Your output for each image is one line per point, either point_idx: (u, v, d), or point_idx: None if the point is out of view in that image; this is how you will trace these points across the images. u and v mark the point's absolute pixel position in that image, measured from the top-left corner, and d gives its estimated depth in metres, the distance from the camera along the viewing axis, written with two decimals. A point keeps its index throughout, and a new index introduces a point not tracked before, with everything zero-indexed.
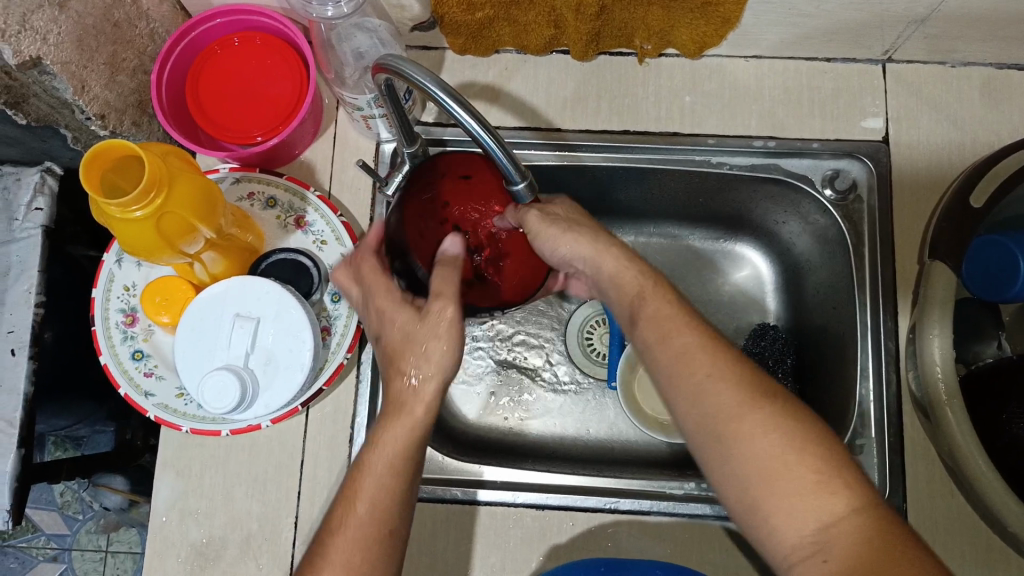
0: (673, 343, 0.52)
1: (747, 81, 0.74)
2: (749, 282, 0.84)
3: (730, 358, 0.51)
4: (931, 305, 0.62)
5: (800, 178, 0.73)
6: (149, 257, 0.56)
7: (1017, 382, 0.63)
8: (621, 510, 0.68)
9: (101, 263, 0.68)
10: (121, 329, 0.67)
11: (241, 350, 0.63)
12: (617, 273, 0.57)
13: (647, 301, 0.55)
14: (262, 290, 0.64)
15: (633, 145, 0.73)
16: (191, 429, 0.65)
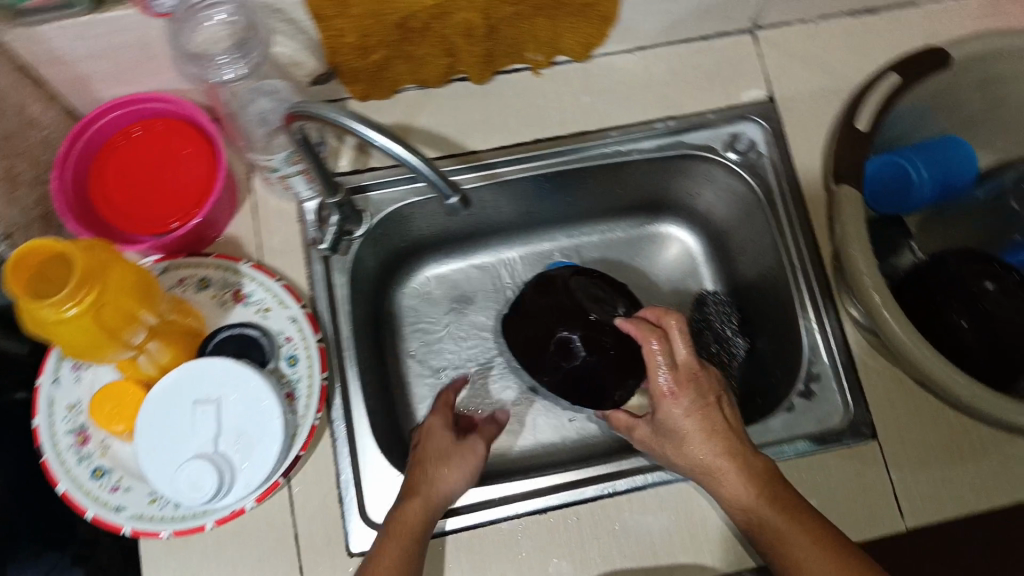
0: (786, 556, 0.57)
1: (636, 71, 0.79)
2: (680, 258, 0.91)
3: (809, 530, 0.57)
4: (847, 228, 0.63)
5: (704, 148, 0.78)
6: (90, 355, 0.54)
7: (934, 277, 0.69)
8: (619, 492, 0.70)
9: (37, 388, 0.65)
10: (74, 451, 0.64)
11: (209, 434, 0.61)
12: (712, 462, 0.61)
13: (749, 497, 0.60)
14: (216, 369, 0.62)
15: (547, 153, 0.77)
16: (173, 532, 0.62)
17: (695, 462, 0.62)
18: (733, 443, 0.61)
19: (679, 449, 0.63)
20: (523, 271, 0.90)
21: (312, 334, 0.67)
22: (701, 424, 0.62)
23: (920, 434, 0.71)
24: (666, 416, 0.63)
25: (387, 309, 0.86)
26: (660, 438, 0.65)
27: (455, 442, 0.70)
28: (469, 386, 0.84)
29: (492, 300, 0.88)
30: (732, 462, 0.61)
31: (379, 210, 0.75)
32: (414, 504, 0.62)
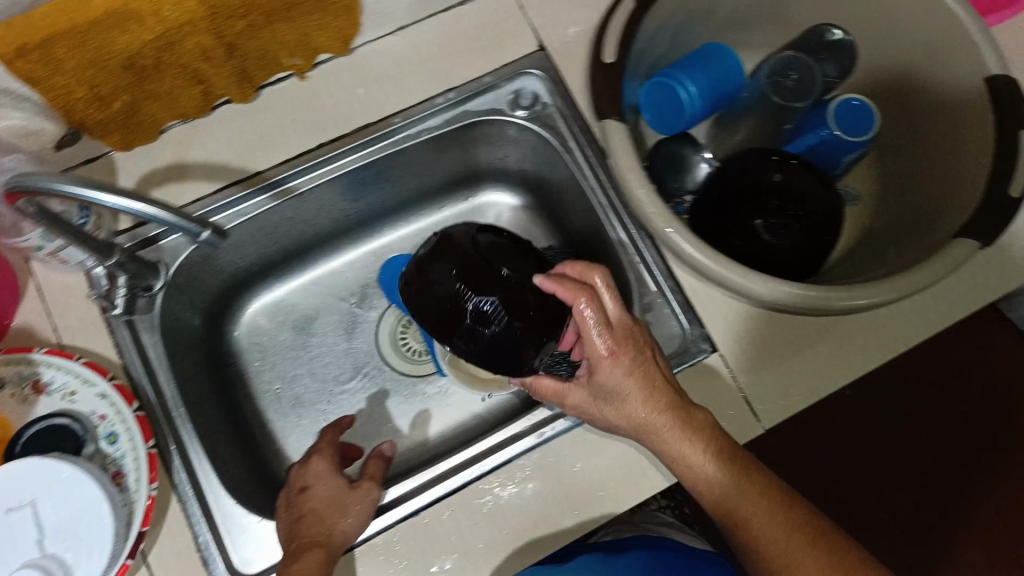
0: (732, 507, 0.60)
1: (404, 52, 0.77)
2: (512, 220, 0.91)
3: (754, 482, 0.61)
4: (619, 159, 0.63)
5: (491, 113, 0.78)
6: None
7: (724, 182, 0.69)
8: (486, 471, 0.71)
9: None
10: None
11: (31, 541, 0.57)
12: (655, 422, 0.62)
13: (693, 451, 0.61)
14: (20, 474, 0.58)
15: (329, 155, 0.74)
16: None
17: (636, 422, 0.62)
18: (676, 403, 0.62)
19: (618, 409, 0.62)
20: (360, 276, 0.89)
21: (127, 406, 0.64)
22: (641, 383, 0.62)
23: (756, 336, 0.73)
24: (607, 377, 0.62)
25: (227, 352, 0.83)
26: (595, 400, 0.64)
27: (346, 488, 0.68)
28: (338, 403, 0.84)
29: (338, 311, 0.87)
30: (674, 418, 0.61)
31: (176, 257, 0.72)
32: (312, 557, 0.60)
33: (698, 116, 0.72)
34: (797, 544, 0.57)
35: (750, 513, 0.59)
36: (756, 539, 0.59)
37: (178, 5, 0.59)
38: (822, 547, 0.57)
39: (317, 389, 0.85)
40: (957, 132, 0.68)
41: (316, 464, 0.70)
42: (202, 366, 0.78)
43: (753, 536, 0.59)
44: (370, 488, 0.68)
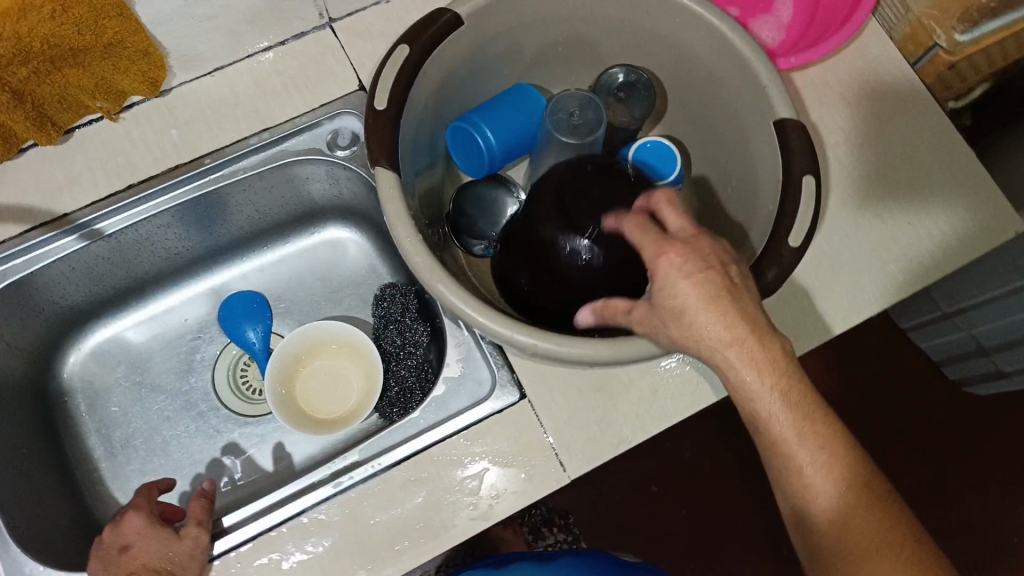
0: (783, 448, 0.54)
1: (218, 93, 0.76)
2: (359, 253, 0.90)
3: (817, 416, 0.55)
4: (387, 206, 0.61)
5: (308, 152, 0.78)
6: None
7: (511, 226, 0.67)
8: (281, 522, 0.69)
9: None
10: None
11: None
12: (725, 341, 0.52)
13: (753, 381, 0.53)
14: None
15: (138, 195, 0.74)
16: None
17: (704, 345, 0.53)
18: (745, 320, 0.53)
19: (678, 323, 0.53)
20: (201, 315, 0.89)
21: None
22: (706, 294, 0.52)
23: (562, 379, 0.72)
24: (670, 295, 0.52)
25: (56, 393, 0.82)
26: (653, 313, 0.54)
27: (172, 539, 0.67)
28: (168, 444, 0.83)
29: (174, 352, 0.87)
30: (740, 342, 0.53)
31: None
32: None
33: (504, 157, 0.72)
34: (837, 483, 0.54)
35: (811, 448, 0.54)
36: (801, 480, 0.55)
37: None
38: (857, 496, 0.54)
39: (148, 429, 0.84)
40: (755, 173, 0.66)
41: (131, 522, 0.67)
42: (20, 411, 0.77)
43: (801, 477, 0.55)
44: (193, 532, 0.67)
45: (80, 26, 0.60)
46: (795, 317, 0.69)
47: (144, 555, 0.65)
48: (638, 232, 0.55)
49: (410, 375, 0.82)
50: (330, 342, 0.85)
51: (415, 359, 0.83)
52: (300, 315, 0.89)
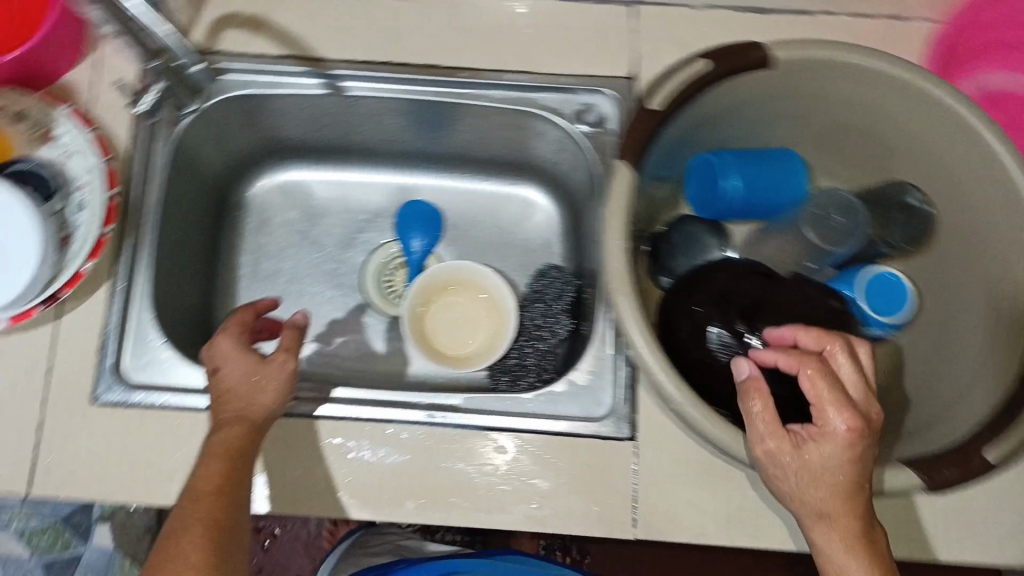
0: None
1: (502, 18, 0.76)
2: (544, 222, 0.89)
3: None
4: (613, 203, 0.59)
5: (552, 111, 0.75)
6: None
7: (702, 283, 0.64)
8: (365, 419, 0.71)
9: None
10: None
11: None
12: (834, 520, 0.48)
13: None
14: None
15: (390, 74, 0.76)
16: None
17: (819, 520, 0.49)
18: (864, 514, 0.48)
19: (797, 476, 0.49)
20: (379, 201, 0.91)
21: (106, 189, 0.70)
22: (842, 459, 0.48)
23: (675, 445, 0.70)
24: (817, 453, 0.49)
25: (236, 201, 0.88)
26: (782, 454, 0.50)
27: (258, 363, 0.62)
28: (303, 296, 0.88)
29: (344, 222, 0.90)
30: (848, 529, 0.48)
31: (220, 92, 0.76)
32: (229, 433, 0.59)
33: (738, 210, 0.69)
34: None
35: None
36: None
37: None
38: None
39: (289, 274, 0.88)
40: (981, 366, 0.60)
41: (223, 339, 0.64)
42: (200, 201, 0.82)
43: None
44: (280, 361, 0.63)
45: None
46: (934, 523, 0.64)
47: (229, 375, 0.62)
48: (818, 359, 0.52)
49: (530, 355, 0.83)
50: (480, 295, 0.86)
51: (545, 346, 0.83)
52: (464, 248, 0.90)
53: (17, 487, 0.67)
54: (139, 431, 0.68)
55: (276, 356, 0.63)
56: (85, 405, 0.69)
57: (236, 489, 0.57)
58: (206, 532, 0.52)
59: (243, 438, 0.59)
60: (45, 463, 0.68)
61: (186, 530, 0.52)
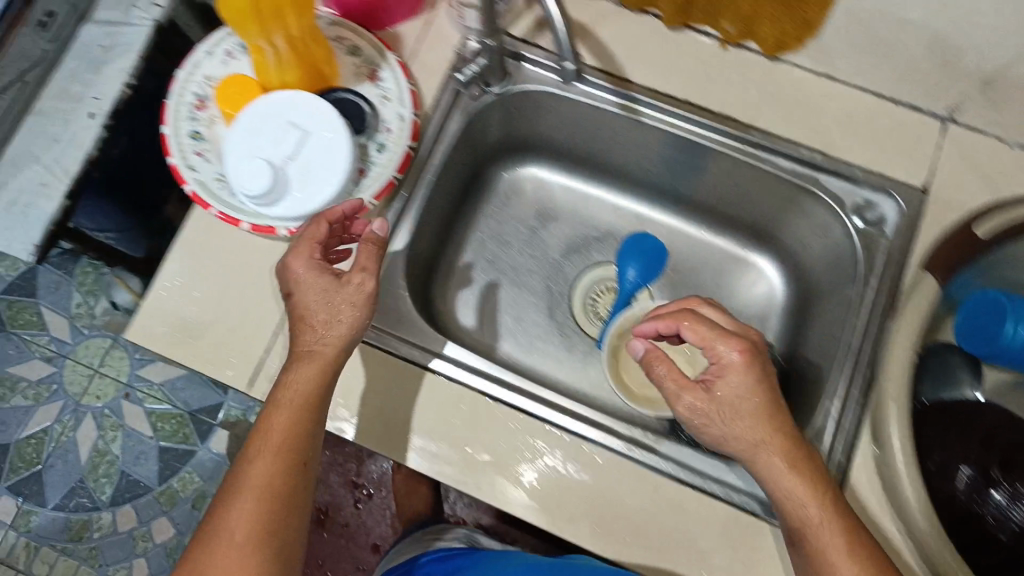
0: None
1: (813, 94, 0.77)
2: (763, 298, 0.87)
3: None
4: (909, 308, 0.63)
5: (833, 197, 0.75)
6: (239, 22, 0.61)
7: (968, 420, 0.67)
8: (564, 428, 0.70)
9: (194, 50, 0.73)
10: (190, 110, 0.72)
11: (285, 151, 0.68)
12: (785, 465, 0.57)
13: (831, 531, 0.56)
14: (319, 108, 0.69)
15: (686, 116, 0.77)
16: (218, 212, 0.69)
17: (755, 449, 0.58)
18: (804, 449, 0.58)
19: (731, 415, 0.59)
20: (610, 221, 0.92)
21: (407, 139, 0.73)
22: (756, 395, 0.59)
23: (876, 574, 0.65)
24: (727, 389, 0.59)
25: (484, 183, 0.91)
26: (710, 399, 0.60)
27: (334, 280, 0.63)
28: (516, 290, 0.89)
29: (572, 233, 0.91)
30: (785, 463, 0.57)
31: (523, 83, 0.79)
32: (303, 371, 0.62)
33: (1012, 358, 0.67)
34: None
35: None
36: None
37: None
38: None
39: (509, 264, 0.90)
40: None
41: (298, 257, 0.64)
42: (461, 173, 0.86)
43: None
44: (354, 283, 0.64)
45: None
46: None
47: (306, 299, 0.63)
48: (729, 331, 0.61)
49: None
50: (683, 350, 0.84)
51: None
52: (679, 295, 0.89)
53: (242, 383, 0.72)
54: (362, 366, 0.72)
55: (354, 276, 0.64)
56: None
57: (304, 436, 0.61)
58: (263, 477, 0.58)
59: (316, 379, 0.62)
60: (274, 366, 0.72)
61: (250, 469, 0.59)
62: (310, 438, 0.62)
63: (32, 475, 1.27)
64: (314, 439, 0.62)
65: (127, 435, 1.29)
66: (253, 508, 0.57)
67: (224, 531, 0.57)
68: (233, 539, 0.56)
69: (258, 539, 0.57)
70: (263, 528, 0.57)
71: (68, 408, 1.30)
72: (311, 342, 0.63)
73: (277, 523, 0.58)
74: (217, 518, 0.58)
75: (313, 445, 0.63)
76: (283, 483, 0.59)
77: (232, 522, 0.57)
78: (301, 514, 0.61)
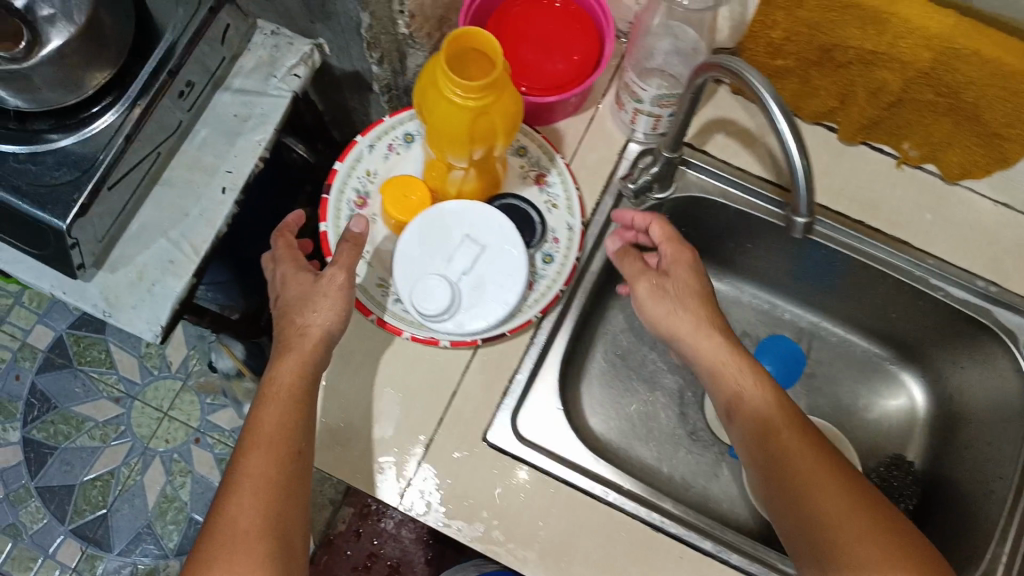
0: (813, 493, 0.58)
1: (988, 222, 0.75)
2: (902, 414, 0.85)
3: (867, 509, 0.57)
4: None
5: (1006, 331, 0.73)
6: (444, 147, 0.56)
7: None
8: (728, 563, 0.68)
9: (356, 143, 0.73)
10: (351, 208, 0.72)
11: (459, 267, 0.65)
12: (721, 358, 0.65)
13: (791, 435, 0.61)
14: (496, 222, 0.66)
15: (857, 236, 0.75)
16: (378, 320, 0.70)
17: (699, 334, 0.65)
18: (751, 361, 0.65)
19: (672, 313, 0.66)
20: (745, 322, 0.89)
21: (575, 250, 0.70)
22: (685, 277, 0.67)
23: None
24: (679, 275, 0.67)
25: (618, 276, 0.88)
26: (659, 288, 0.67)
27: (315, 281, 0.67)
28: (648, 390, 0.87)
29: None
30: (737, 366, 0.64)
31: (685, 189, 0.76)
32: (289, 364, 0.64)
33: None
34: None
35: (838, 513, 0.57)
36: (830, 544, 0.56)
37: (917, 48, 0.62)
38: None
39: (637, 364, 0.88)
40: None
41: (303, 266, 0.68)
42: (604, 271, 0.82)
43: (833, 541, 0.56)
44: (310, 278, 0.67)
45: (1018, 110, 0.63)
46: None
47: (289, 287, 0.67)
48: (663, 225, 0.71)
49: None
50: None
51: None
52: (815, 403, 0.86)
53: (392, 496, 0.67)
54: (518, 486, 0.69)
55: (332, 272, 0.67)
56: (477, 439, 0.70)
57: (295, 424, 0.62)
58: (258, 469, 0.59)
59: (300, 370, 0.64)
60: (427, 482, 0.68)
61: (245, 466, 0.59)
62: (286, 410, 0.62)
63: (96, 519, 1.24)
64: (306, 423, 0.63)
65: (195, 481, 1.26)
66: (257, 496, 0.58)
67: (225, 522, 0.57)
68: (236, 529, 0.56)
69: (262, 524, 0.57)
70: (264, 514, 0.57)
71: (136, 450, 1.27)
72: (308, 332, 0.65)
73: (272, 502, 0.58)
74: (222, 503, 0.58)
75: (306, 432, 0.63)
76: (275, 469, 0.59)
77: (234, 515, 0.57)
78: (300, 499, 0.61)
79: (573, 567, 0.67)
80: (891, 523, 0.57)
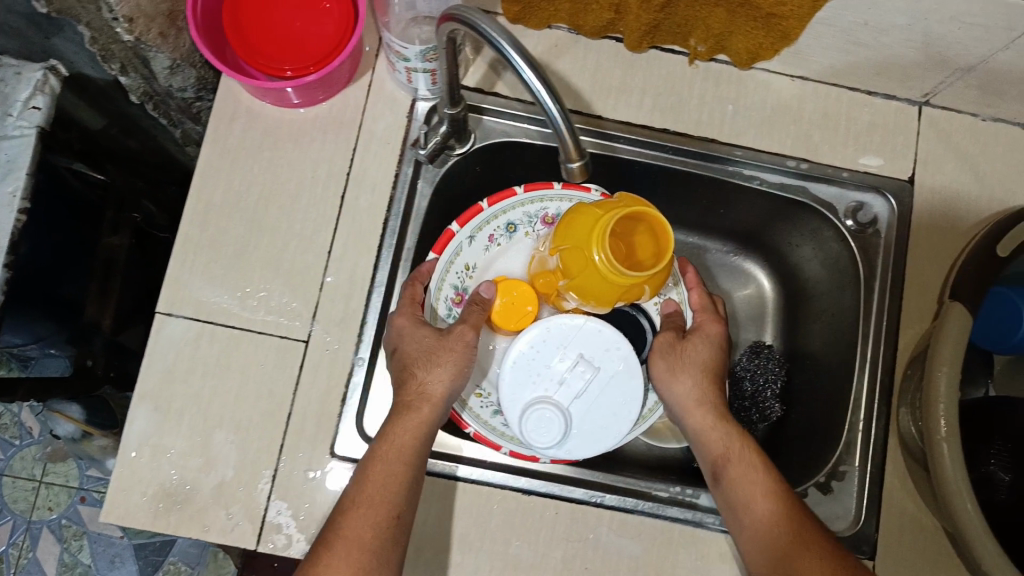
0: (771, 507, 0.60)
1: (788, 100, 0.74)
2: (752, 300, 0.86)
3: (809, 522, 0.59)
4: (943, 347, 0.60)
5: (824, 204, 0.73)
6: (596, 303, 0.58)
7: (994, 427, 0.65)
8: (604, 505, 0.68)
9: (454, 235, 0.71)
10: (450, 305, 0.71)
11: (570, 389, 0.66)
12: (703, 405, 0.66)
13: (770, 473, 0.62)
14: (612, 343, 0.67)
15: (665, 144, 0.72)
16: (476, 432, 0.69)
17: (696, 386, 0.67)
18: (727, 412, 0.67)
19: (675, 362, 0.68)
20: None
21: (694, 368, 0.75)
22: (708, 337, 0.70)
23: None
24: (693, 343, 0.69)
25: None
26: (677, 342, 0.69)
27: (436, 338, 0.63)
28: None
29: None
30: (714, 411, 0.66)
31: (485, 137, 0.72)
32: (408, 423, 0.60)
33: None
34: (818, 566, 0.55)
35: (765, 518, 0.59)
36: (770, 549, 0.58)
37: None
38: None
39: None
40: None
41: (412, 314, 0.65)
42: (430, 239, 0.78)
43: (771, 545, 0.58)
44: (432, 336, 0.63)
45: None
46: None
47: (408, 344, 0.63)
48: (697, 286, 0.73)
49: None
50: None
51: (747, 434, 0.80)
52: None
53: (249, 538, 0.64)
54: None
55: (459, 328, 0.64)
56: (325, 455, 0.66)
57: (406, 483, 0.58)
58: (363, 528, 0.55)
59: (416, 433, 0.60)
60: (279, 512, 0.64)
61: (346, 525, 0.55)
62: (402, 473, 0.58)
63: None
64: (411, 486, 0.58)
65: (93, 540, 1.19)
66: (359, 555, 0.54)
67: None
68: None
69: None
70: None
71: (19, 528, 1.18)
72: (427, 392, 0.62)
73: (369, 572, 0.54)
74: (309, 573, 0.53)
75: (409, 492, 0.58)
76: (373, 532, 0.55)
77: None
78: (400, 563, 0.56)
79: (453, 554, 0.66)
80: (820, 530, 0.58)
